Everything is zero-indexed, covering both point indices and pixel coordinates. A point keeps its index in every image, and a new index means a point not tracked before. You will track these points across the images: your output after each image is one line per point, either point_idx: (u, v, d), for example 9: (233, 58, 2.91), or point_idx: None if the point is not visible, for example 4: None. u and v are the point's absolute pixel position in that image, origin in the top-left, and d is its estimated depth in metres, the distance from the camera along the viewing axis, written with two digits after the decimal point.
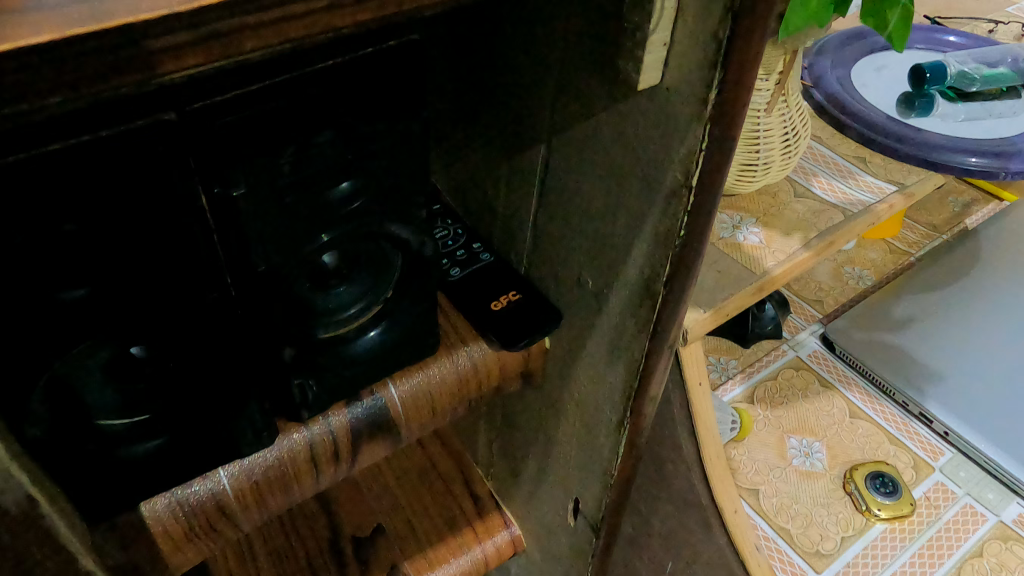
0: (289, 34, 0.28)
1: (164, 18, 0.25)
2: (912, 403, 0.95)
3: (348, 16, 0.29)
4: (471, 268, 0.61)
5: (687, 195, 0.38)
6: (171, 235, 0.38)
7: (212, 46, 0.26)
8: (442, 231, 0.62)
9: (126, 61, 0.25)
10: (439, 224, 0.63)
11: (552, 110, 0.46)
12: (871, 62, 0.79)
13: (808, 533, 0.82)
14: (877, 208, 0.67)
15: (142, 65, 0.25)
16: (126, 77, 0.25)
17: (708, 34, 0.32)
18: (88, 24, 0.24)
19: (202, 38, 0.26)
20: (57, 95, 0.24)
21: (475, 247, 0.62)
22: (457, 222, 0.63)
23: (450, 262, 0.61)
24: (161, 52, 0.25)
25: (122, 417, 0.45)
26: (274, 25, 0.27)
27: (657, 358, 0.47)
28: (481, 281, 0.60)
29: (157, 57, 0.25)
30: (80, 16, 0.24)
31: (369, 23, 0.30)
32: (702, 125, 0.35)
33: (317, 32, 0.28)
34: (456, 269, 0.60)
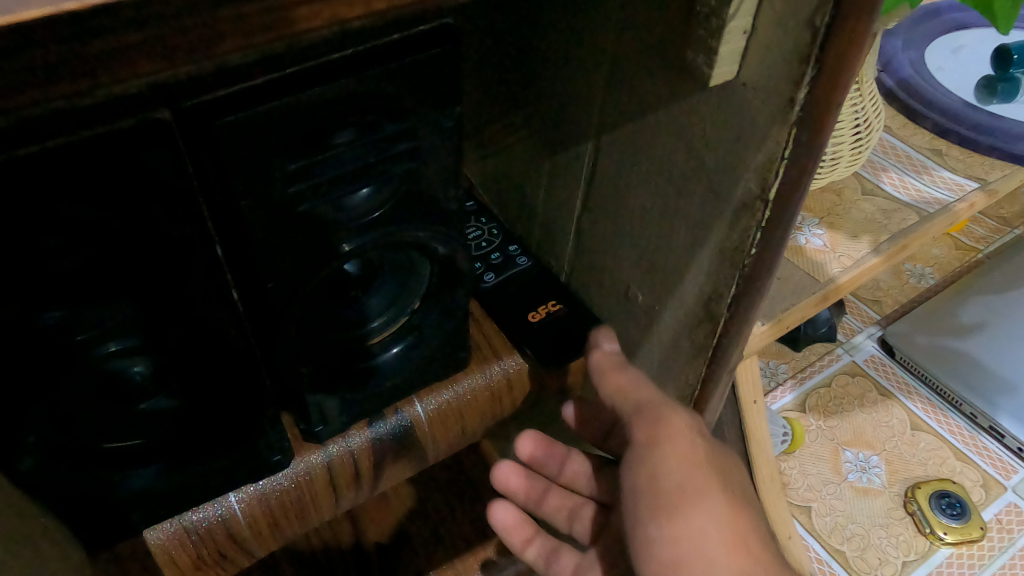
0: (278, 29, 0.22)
1: (104, 10, 0.19)
2: (981, 415, 0.87)
3: (355, 5, 0.23)
4: (506, 271, 0.56)
5: (763, 208, 0.32)
6: (165, 247, 0.33)
7: (175, 46, 0.21)
8: (474, 230, 0.57)
9: (65, 62, 0.20)
10: (471, 223, 0.57)
11: (603, 104, 0.41)
12: (948, 41, 0.71)
13: (865, 557, 0.76)
14: (956, 208, 0.60)
15: (78, 70, 0.20)
16: (64, 85, 0.20)
17: (801, 22, 0.27)
18: (2, 17, 0.19)
19: (159, 37, 0.21)
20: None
21: (511, 250, 0.57)
22: (491, 221, 0.58)
23: (485, 265, 0.56)
24: (108, 53, 0.20)
25: (119, 441, 0.41)
26: (259, 18, 0.22)
27: (715, 385, 0.42)
28: (520, 287, 0.55)
29: (102, 60, 0.20)
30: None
31: (385, 12, 0.24)
32: (786, 128, 0.29)
33: (318, 25, 0.23)
34: (490, 274, 0.55)
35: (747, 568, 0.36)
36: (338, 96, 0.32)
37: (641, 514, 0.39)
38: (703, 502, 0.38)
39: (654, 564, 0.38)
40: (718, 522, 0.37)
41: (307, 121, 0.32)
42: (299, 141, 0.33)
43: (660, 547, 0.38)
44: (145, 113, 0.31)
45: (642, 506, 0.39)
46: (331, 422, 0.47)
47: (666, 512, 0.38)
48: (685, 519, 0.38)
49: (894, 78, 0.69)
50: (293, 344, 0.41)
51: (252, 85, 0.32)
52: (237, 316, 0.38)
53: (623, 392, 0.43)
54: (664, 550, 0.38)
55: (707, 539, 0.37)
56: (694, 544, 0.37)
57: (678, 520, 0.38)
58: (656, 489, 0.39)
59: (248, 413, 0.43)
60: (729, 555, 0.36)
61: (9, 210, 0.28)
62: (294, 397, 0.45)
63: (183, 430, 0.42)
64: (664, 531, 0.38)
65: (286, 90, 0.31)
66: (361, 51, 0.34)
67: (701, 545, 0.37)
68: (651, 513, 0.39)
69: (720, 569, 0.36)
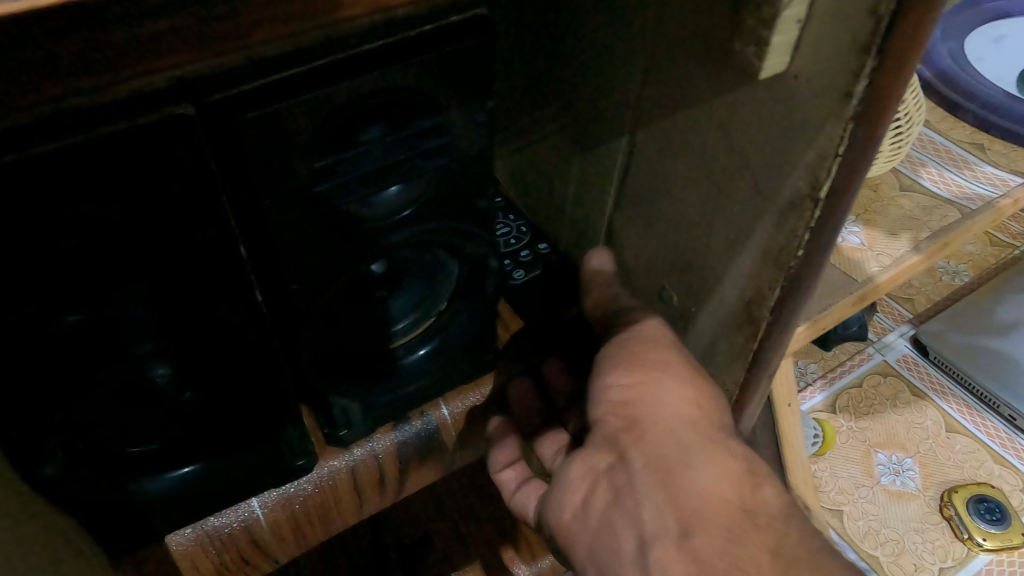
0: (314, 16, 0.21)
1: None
2: (1020, 418, 0.84)
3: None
4: (533, 266, 0.54)
5: (812, 208, 0.31)
6: (188, 249, 0.32)
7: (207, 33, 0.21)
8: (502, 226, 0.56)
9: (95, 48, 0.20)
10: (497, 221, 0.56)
11: (639, 97, 0.39)
12: (988, 32, 0.69)
13: (900, 562, 0.74)
14: (1000, 204, 0.58)
15: (110, 59, 0.20)
16: (99, 77, 0.20)
17: (864, 10, 0.25)
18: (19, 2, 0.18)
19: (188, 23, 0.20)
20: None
21: (540, 248, 0.56)
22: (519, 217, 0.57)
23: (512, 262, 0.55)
24: (139, 39, 0.20)
25: (140, 444, 0.40)
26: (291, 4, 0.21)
27: (753, 391, 0.40)
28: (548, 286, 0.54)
29: (134, 48, 0.20)
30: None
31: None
32: (841, 124, 0.28)
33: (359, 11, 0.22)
34: (518, 272, 0.54)
35: (693, 419, 0.37)
36: (366, 89, 0.31)
37: (605, 369, 0.41)
38: (666, 362, 0.40)
39: (605, 406, 0.40)
40: (677, 379, 0.39)
41: (334, 119, 0.31)
42: (325, 140, 0.32)
43: (616, 393, 0.40)
44: (167, 108, 0.29)
45: (609, 362, 0.41)
46: (356, 426, 0.46)
47: (630, 364, 0.40)
48: (645, 370, 0.40)
49: (932, 69, 0.66)
50: (317, 347, 0.40)
51: (277, 80, 0.31)
52: (261, 319, 0.37)
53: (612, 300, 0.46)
54: (619, 395, 0.40)
55: (664, 389, 0.39)
56: (650, 396, 0.39)
57: (638, 370, 0.40)
58: (625, 348, 0.41)
59: (271, 417, 0.42)
60: (679, 408, 0.38)
61: (27, 210, 0.27)
62: (318, 400, 0.44)
63: (205, 434, 0.41)
64: (624, 378, 0.40)
65: (312, 85, 0.30)
66: (391, 44, 0.32)
67: (655, 393, 0.39)
68: (615, 366, 0.41)
69: (668, 412, 0.38)
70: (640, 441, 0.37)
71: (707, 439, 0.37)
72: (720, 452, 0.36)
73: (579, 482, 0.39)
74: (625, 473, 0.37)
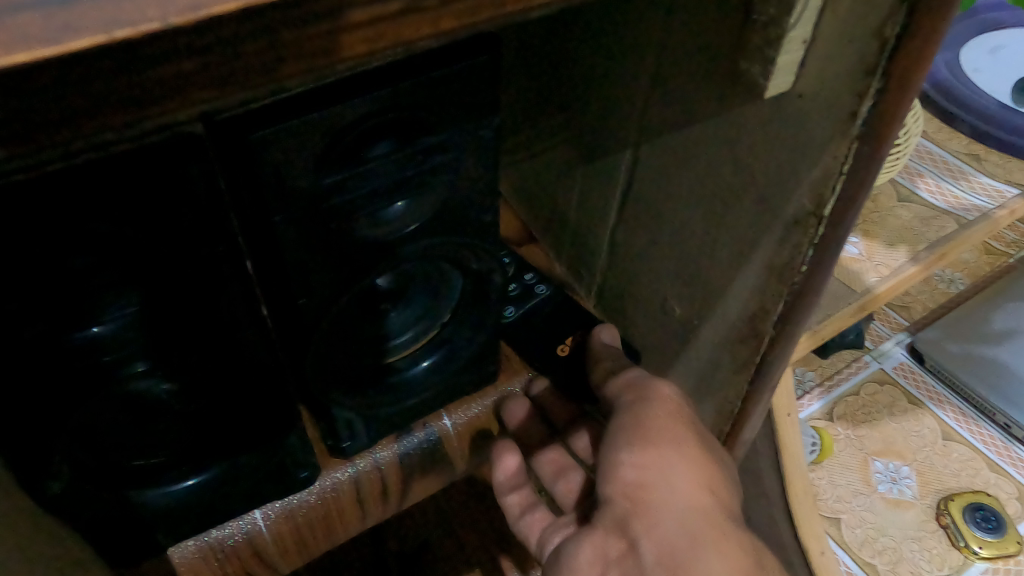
0: (344, 53, 0.20)
1: (160, 36, 0.17)
2: (1015, 426, 0.85)
3: (428, 23, 0.21)
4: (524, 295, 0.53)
5: (816, 224, 0.31)
6: (195, 265, 0.32)
7: (232, 72, 0.19)
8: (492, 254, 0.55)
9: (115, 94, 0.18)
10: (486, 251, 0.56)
11: (643, 112, 0.39)
12: (985, 42, 0.69)
13: (897, 570, 0.74)
14: (996, 215, 0.58)
15: (125, 101, 0.18)
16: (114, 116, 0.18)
17: (868, 33, 0.25)
18: (50, 47, 0.16)
19: (215, 63, 0.18)
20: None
21: (528, 278, 0.54)
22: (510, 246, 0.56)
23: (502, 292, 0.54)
24: (159, 82, 0.18)
25: (143, 458, 0.39)
26: (324, 41, 0.19)
27: (756, 402, 0.41)
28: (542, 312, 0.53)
29: (152, 90, 0.18)
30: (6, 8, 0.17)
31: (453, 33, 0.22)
32: (846, 143, 0.28)
33: (384, 47, 0.21)
34: (510, 308, 0.53)
35: (705, 507, 0.36)
36: (375, 107, 0.31)
37: (615, 442, 0.39)
38: (677, 444, 0.38)
39: (616, 484, 0.37)
40: (688, 464, 0.37)
41: (343, 136, 0.31)
42: (333, 156, 0.32)
43: (626, 472, 0.37)
44: (177, 126, 0.29)
45: (619, 436, 0.39)
46: (359, 437, 0.46)
47: (643, 442, 0.38)
48: (658, 450, 0.37)
49: (930, 81, 0.67)
50: (322, 360, 0.40)
51: (287, 96, 0.31)
52: (266, 333, 0.37)
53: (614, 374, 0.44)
54: (630, 475, 0.37)
55: (675, 473, 0.37)
56: (663, 478, 0.36)
57: (652, 449, 0.37)
58: (638, 424, 0.39)
59: (277, 425, 0.43)
60: (690, 494, 0.36)
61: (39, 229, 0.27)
62: (322, 412, 0.44)
63: (210, 447, 0.41)
64: (635, 456, 0.38)
65: (322, 103, 0.30)
66: (400, 60, 0.32)
67: (666, 476, 0.37)
68: (626, 441, 0.39)
69: (679, 501, 0.36)
70: (650, 531, 0.35)
71: (719, 530, 0.35)
72: (733, 545, 0.34)
73: (585, 568, 0.36)
74: (634, 562, 0.34)
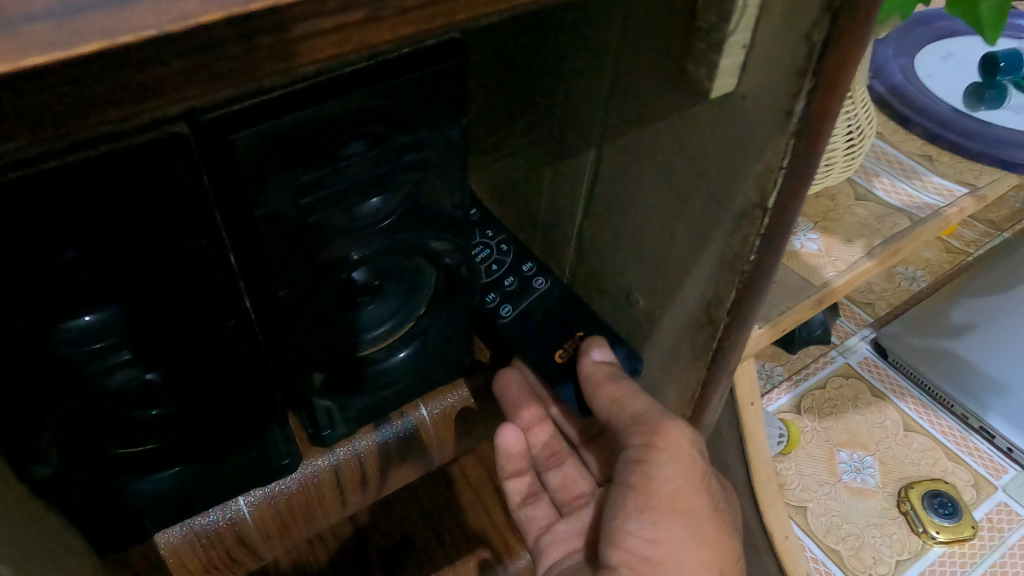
0: (316, 55, 0.21)
1: (157, 41, 0.18)
2: (973, 416, 0.88)
3: (385, 30, 0.21)
4: (522, 294, 0.51)
5: (761, 216, 0.33)
6: (179, 256, 0.34)
7: (218, 71, 0.19)
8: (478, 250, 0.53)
9: (115, 90, 0.18)
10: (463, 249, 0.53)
11: (604, 115, 0.42)
12: (938, 49, 0.73)
13: (860, 556, 0.77)
14: (946, 213, 0.61)
15: (124, 98, 0.18)
16: (111, 111, 0.19)
17: (799, 37, 0.28)
18: (59, 51, 0.17)
19: (206, 64, 0.19)
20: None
21: (525, 269, 0.52)
22: (496, 237, 0.53)
23: (496, 293, 0.52)
24: (153, 83, 0.19)
25: (129, 446, 0.41)
26: (300, 44, 0.20)
27: (715, 387, 0.43)
28: (544, 312, 0.51)
29: (148, 88, 0.19)
30: (16, 16, 0.17)
31: (412, 37, 0.22)
32: (784, 139, 0.30)
33: (349, 53, 0.21)
34: (506, 307, 0.51)
35: None
36: (347, 108, 0.33)
37: (627, 506, 0.43)
38: (687, 518, 0.42)
39: (622, 553, 0.42)
40: (696, 542, 0.42)
41: (320, 134, 0.33)
42: (310, 154, 0.34)
43: (635, 542, 0.42)
44: (165, 126, 0.32)
45: (630, 499, 0.42)
46: (338, 427, 0.48)
47: (653, 515, 0.41)
48: (666, 527, 0.41)
49: (885, 84, 0.71)
50: (300, 350, 0.42)
51: (268, 97, 0.33)
52: (248, 322, 0.39)
53: (619, 403, 0.44)
54: (639, 547, 0.42)
55: (684, 556, 0.41)
56: (672, 557, 0.41)
57: (660, 525, 0.41)
58: (648, 488, 0.42)
59: (261, 418, 0.45)
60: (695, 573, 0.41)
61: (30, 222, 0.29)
62: (302, 401, 0.46)
63: (195, 435, 0.43)
64: (646, 531, 0.42)
65: (301, 104, 0.33)
66: (372, 64, 0.34)
67: (675, 558, 0.41)
68: (637, 508, 0.42)
69: None
70: None
71: None
72: None
73: None
74: None
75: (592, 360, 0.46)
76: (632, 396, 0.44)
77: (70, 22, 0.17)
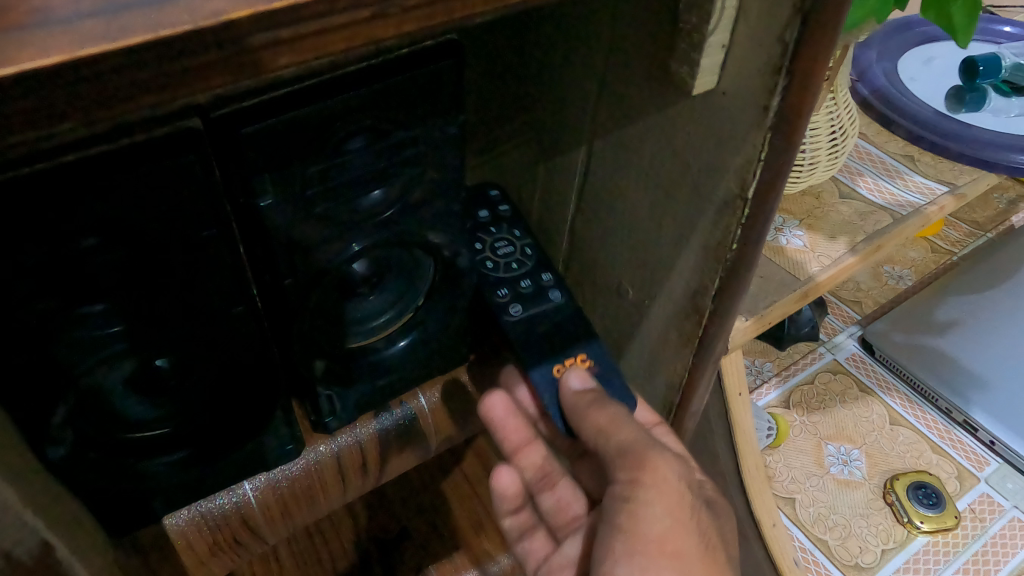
0: (327, 48, 0.23)
1: (190, 33, 0.20)
2: (956, 410, 0.90)
3: (390, 26, 0.23)
4: (534, 303, 0.51)
5: (742, 207, 0.35)
6: (191, 245, 0.36)
7: (243, 60, 0.21)
8: (503, 248, 0.53)
9: (151, 79, 0.20)
10: (489, 242, 0.53)
11: (594, 113, 0.44)
12: (920, 54, 0.76)
13: (847, 545, 0.79)
14: (927, 210, 0.63)
15: (160, 85, 0.20)
16: (147, 99, 0.20)
17: (774, 37, 0.30)
18: (105, 44, 0.19)
19: (234, 54, 0.21)
20: (27, 130, 0.19)
21: (543, 278, 0.52)
22: (523, 242, 0.53)
23: (509, 291, 0.51)
24: (188, 72, 0.20)
25: (141, 431, 0.43)
26: (313, 38, 0.22)
27: (702, 374, 0.45)
28: (551, 325, 0.50)
29: (178, 79, 0.20)
30: (67, 14, 0.19)
31: (414, 34, 0.24)
32: (762, 133, 0.32)
33: (357, 47, 0.23)
34: (516, 306, 0.50)
35: None
36: (350, 104, 0.35)
37: (615, 550, 0.41)
38: (678, 559, 0.40)
39: None
40: None
41: (325, 129, 0.35)
42: (315, 148, 0.36)
43: None
44: (179, 122, 0.34)
45: (618, 541, 0.41)
46: (340, 414, 0.50)
47: (641, 559, 0.40)
48: (657, 570, 0.39)
49: (869, 87, 0.73)
50: (303, 337, 0.44)
51: (277, 94, 0.35)
52: (255, 310, 0.41)
53: (605, 433, 0.44)
54: None
55: None
56: None
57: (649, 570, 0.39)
58: (635, 530, 0.41)
59: (264, 404, 0.46)
60: None
61: (54, 210, 0.31)
62: (305, 388, 0.48)
63: (203, 420, 0.45)
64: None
65: (308, 100, 0.35)
66: (374, 64, 0.37)
67: None
68: (625, 550, 0.40)
69: None
70: None
71: None
72: None
73: None
74: None
75: (570, 391, 0.47)
76: (617, 427, 0.44)
77: (115, 20, 0.19)
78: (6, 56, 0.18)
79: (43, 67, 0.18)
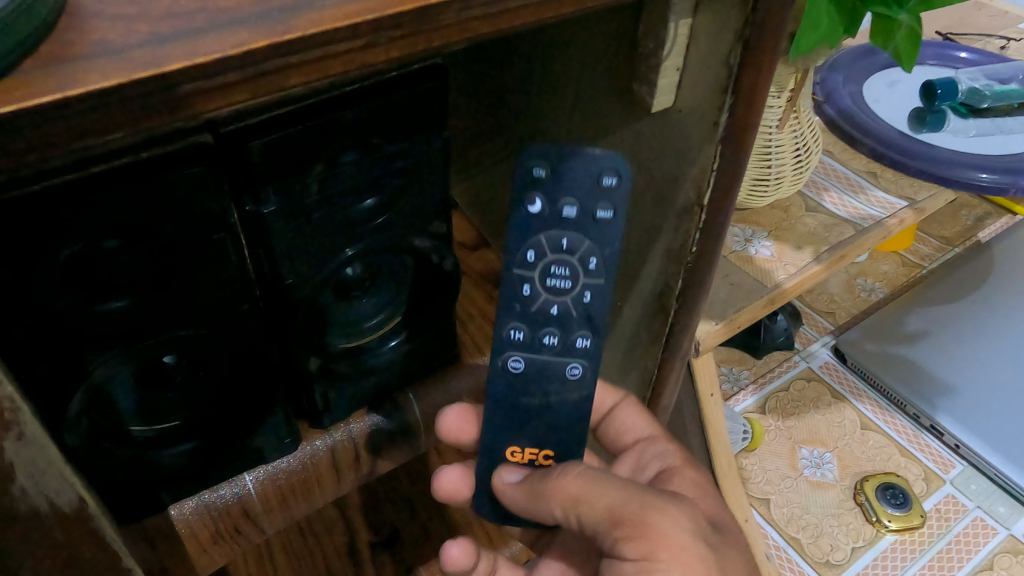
0: (327, 71, 0.26)
1: (220, 61, 0.23)
2: (923, 415, 0.94)
3: (381, 53, 0.27)
4: (540, 363, 0.44)
5: (699, 213, 0.39)
6: (203, 249, 0.39)
7: (259, 80, 0.25)
8: (558, 279, 0.43)
9: (183, 97, 0.24)
10: (552, 253, 0.42)
11: (569, 129, 0.48)
12: (883, 77, 0.80)
13: (818, 543, 0.83)
14: (888, 223, 0.68)
15: (190, 103, 0.24)
16: (183, 113, 0.24)
17: (719, 60, 0.34)
18: (150, 68, 0.22)
19: (251, 74, 0.24)
20: (83, 141, 0.23)
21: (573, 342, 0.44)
22: (588, 281, 0.43)
23: (526, 328, 0.44)
24: (209, 91, 0.24)
25: (151, 424, 0.46)
26: (315, 63, 0.26)
27: (670, 368, 0.48)
28: (542, 394, 0.45)
29: (208, 95, 0.24)
30: (119, 46, 0.23)
31: (402, 59, 0.28)
32: (713, 146, 0.36)
33: (353, 70, 0.27)
34: (514, 359, 0.44)
35: None
36: (345, 121, 0.39)
37: None
38: None
39: None
40: None
41: (323, 143, 0.39)
42: (314, 159, 0.40)
43: None
44: (194, 137, 0.38)
45: None
46: (336, 410, 0.53)
47: None
48: None
49: (835, 107, 0.77)
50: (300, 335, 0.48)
51: (280, 112, 0.39)
52: (257, 309, 0.44)
53: (585, 501, 0.41)
54: None
55: None
56: None
57: None
58: None
59: (264, 401, 0.50)
60: None
61: (81, 214, 0.34)
62: (302, 385, 0.52)
63: (208, 414, 0.48)
64: None
65: (309, 117, 0.39)
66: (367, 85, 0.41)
67: None
68: None
69: None
70: None
71: None
72: None
73: None
74: None
75: (511, 487, 0.45)
76: (597, 490, 0.41)
77: (160, 50, 0.23)
78: (72, 80, 0.22)
79: (104, 89, 0.22)
